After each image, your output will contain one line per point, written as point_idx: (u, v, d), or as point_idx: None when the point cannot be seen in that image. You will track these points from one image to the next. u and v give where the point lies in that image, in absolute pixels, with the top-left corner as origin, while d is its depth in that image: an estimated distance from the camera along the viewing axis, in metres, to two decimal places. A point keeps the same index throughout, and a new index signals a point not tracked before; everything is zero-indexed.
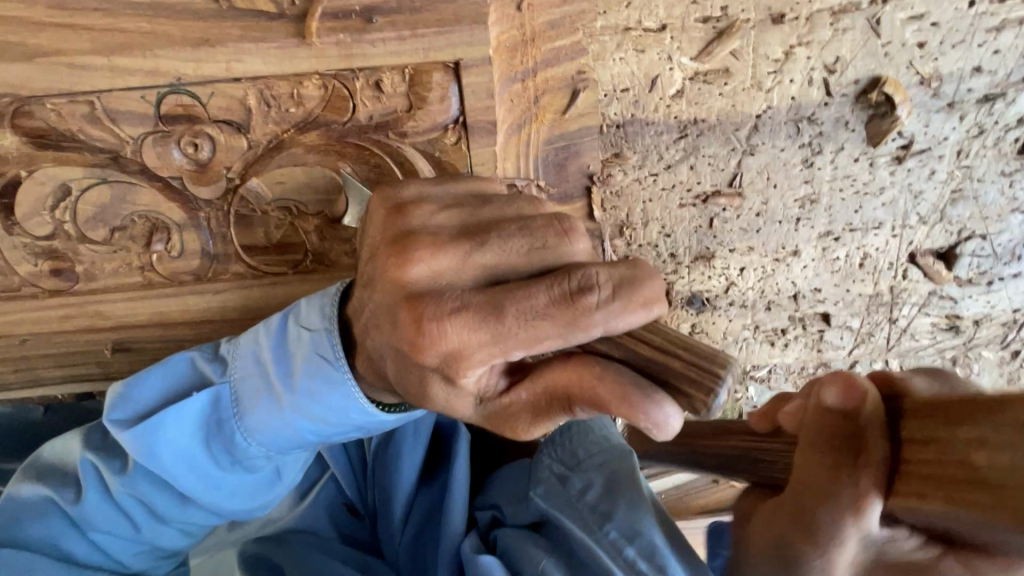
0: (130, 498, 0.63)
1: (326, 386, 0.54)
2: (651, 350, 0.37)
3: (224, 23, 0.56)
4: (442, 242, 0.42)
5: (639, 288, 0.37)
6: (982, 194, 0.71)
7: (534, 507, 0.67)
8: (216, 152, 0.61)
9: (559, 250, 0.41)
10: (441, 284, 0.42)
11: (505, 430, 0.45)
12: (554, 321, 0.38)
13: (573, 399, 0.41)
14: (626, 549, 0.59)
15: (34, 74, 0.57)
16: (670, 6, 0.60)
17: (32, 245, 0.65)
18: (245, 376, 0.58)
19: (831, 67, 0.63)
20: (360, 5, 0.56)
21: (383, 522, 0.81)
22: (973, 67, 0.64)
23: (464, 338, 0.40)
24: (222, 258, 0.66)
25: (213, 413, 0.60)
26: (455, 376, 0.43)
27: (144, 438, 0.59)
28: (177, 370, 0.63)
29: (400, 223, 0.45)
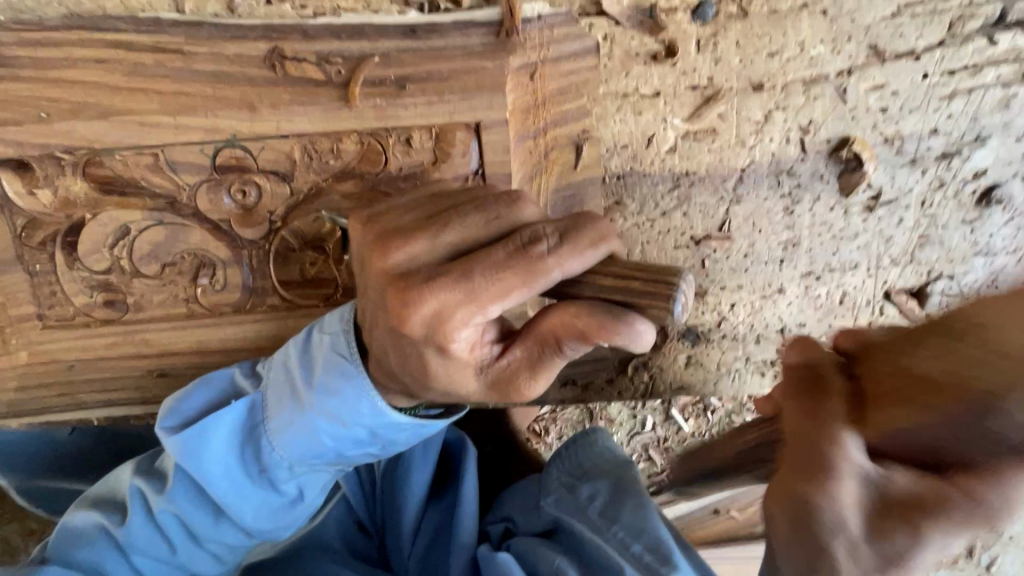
0: (171, 517, 0.68)
1: (347, 386, 0.59)
2: (615, 280, 0.45)
3: (277, 88, 0.65)
4: (412, 231, 0.50)
5: (582, 231, 0.46)
6: (946, 239, 0.78)
7: (547, 515, 0.75)
8: (261, 197, 0.69)
9: (509, 220, 0.49)
10: (416, 264, 0.49)
11: (511, 393, 0.51)
12: (514, 270, 0.45)
13: (561, 341, 0.48)
14: (632, 546, 0.67)
15: (107, 129, 0.65)
16: (663, 76, 0.69)
17: (89, 278, 0.71)
18: (273, 383, 0.64)
19: (805, 128, 0.72)
20: (394, 74, 0.65)
21: (394, 538, 0.86)
22: (930, 128, 0.73)
23: (443, 301, 0.47)
24: (260, 291, 0.73)
25: (246, 421, 0.65)
26: (445, 344, 0.48)
27: (184, 445, 0.64)
28: (214, 383, 0.69)
29: (377, 226, 0.52)
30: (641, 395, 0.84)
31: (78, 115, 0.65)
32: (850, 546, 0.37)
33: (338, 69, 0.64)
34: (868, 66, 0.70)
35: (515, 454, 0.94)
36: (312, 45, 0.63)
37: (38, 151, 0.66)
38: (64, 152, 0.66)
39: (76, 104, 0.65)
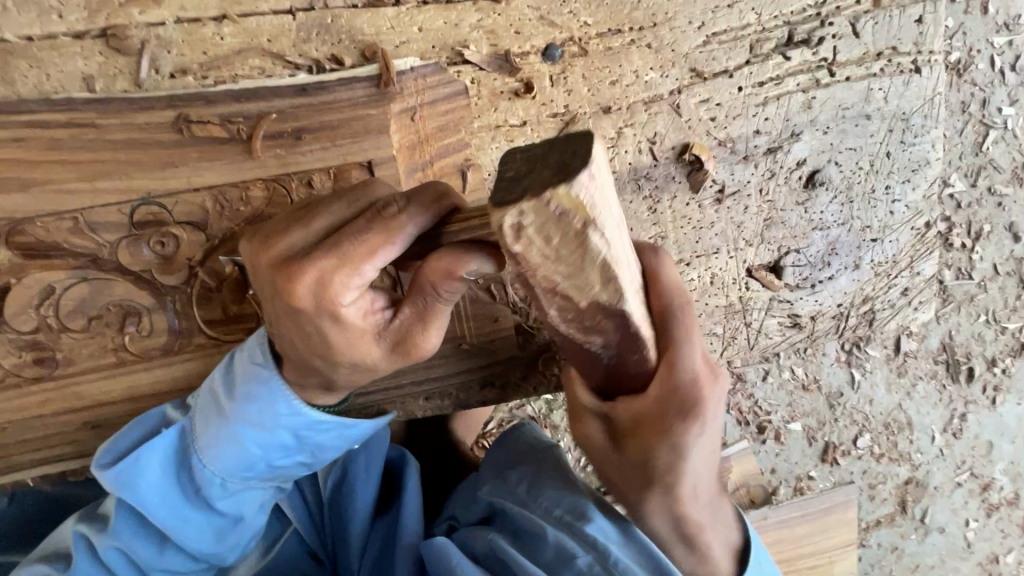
0: (117, 557, 0.71)
1: (267, 393, 0.66)
2: (463, 221, 0.55)
3: (185, 148, 0.73)
4: (289, 224, 0.58)
5: (427, 190, 0.56)
6: (787, 219, 0.93)
7: (480, 503, 0.80)
8: (179, 246, 0.76)
9: (370, 199, 0.58)
10: (295, 250, 0.57)
11: (411, 346, 0.59)
12: (376, 229, 0.54)
13: (437, 285, 0.56)
14: (556, 510, 0.73)
15: (29, 200, 0.72)
16: (527, 107, 0.82)
17: (18, 339, 0.76)
18: (201, 405, 0.69)
19: (652, 140, 0.86)
20: (290, 127, 0.75)
21: (343, 555, 0.90)
22: (753, 130, 0.88)
23: (321, 271, 0.54)
24: (187, 332, 0.79)
25: (178, 446, 0.70)
26: (337, 313, 0.56)
27: (120, 476, 0.68)
28: (148, 420, 0.73)
29: (262, 228, 0.60)
30: (556, 387, 0.92)
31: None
32: (594, 449, 0.68)
33: (239, 127, 0.74)
34: (693, 85, 0.85)
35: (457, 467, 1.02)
36: (214, 109, 0.73)
37: None
38: None
39: None
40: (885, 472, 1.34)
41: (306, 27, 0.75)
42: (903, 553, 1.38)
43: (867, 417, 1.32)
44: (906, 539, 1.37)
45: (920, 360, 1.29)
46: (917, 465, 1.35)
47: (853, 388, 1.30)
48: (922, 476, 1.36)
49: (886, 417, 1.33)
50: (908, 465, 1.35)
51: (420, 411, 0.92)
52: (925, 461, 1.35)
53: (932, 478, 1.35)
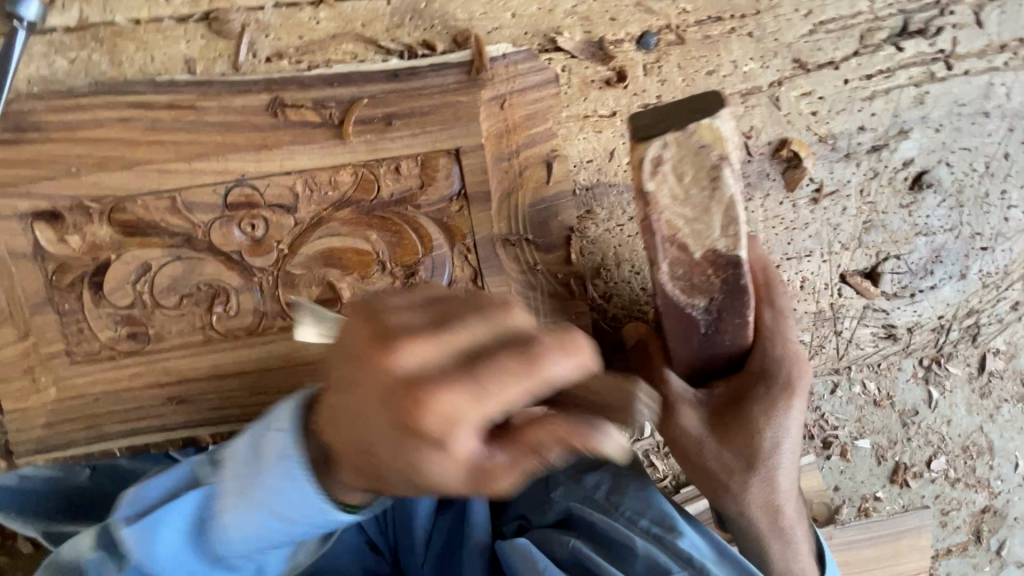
0: (172, 564, 0.67)
1: (290, 485, 0.57)
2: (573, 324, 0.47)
3: (279, 131, 0.74)
4: (415, 330, 0.45)
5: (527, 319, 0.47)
6: (889, 223, 0.87)
7: (557, 506, 0.80)
8: (269, 229, 0.77)
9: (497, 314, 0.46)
10: (427, 366, 0.43)
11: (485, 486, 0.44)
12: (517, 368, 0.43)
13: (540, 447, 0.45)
14: (641, 521, 0.75)
15: (130, 178, 0.74)
16: (618, 98, 0.79)
17: (115, 313, 0.78)
18: (239, 456, 0.62)
19: (747, 133, 0.82)
20: (381, 113, 0.74)
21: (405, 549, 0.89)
22: (858, 126, 0.83)
23: (448, 400, 0.42)
24: (271, 314, 0.80)
25: (199, 511, 0.66)
26: (447, 442, 0.43)
27: (143, 537, 0.66)
28: (177, 475, 0.71)
29: (380, 322, 0.47)
30: None
31: (103, 167, 0.74)
32: (698, 440, 0.73)
33: (332, 111, 0.74)
34: (795, 76, 0.80)
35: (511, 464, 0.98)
36: (308, 94, 0.73)
37: (70, 202, 0.74)
38: (93, 201, 0.74)
39: (103, 158, 0.73)
40: (961, 498, 1.01)
41: (398, 13, 0.76)
42: None
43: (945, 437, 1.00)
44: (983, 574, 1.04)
45: (1006, 381, 1.00)
46: (997, 493, 1.02)
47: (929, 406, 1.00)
48: (1001, 504, 1.03)
49: (964, 440, 1.01)
50: (986, 492, 1.02)
51: None
52: (1005, 487, 1.02)
53: (1014, 508, 1.02)
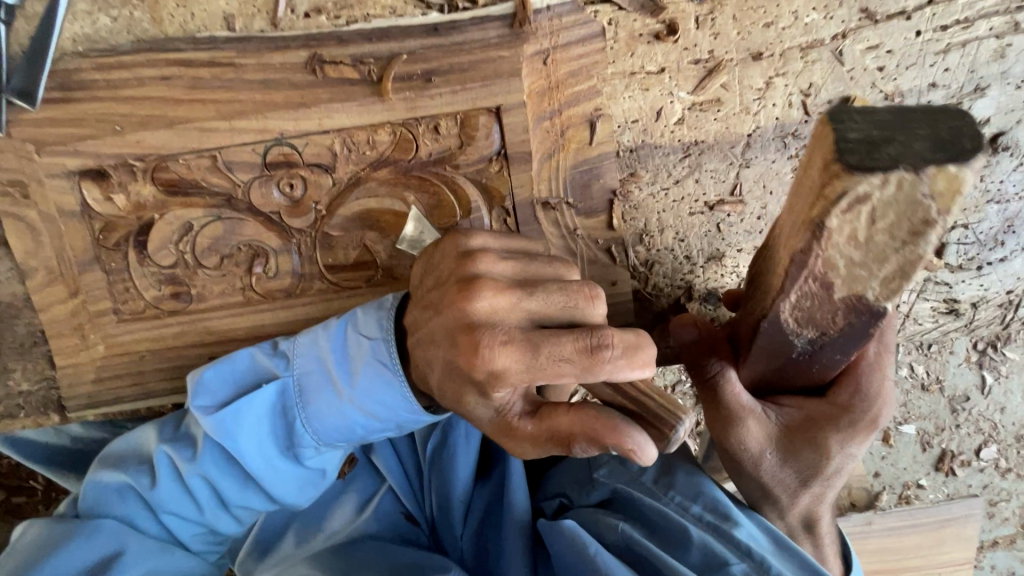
0: (252, 454, 0.73)
1: (383, 383, 0.70)
2: (641, 395, 0.58)
3: (318, 88, 0.72)
4: (503, 286, 0.59)
5: (640, 352, 0.53)
6: (957, 188, 0.81)
7: (602, 487, 0.88)
8: (307, 189, 0.76)
9: (583, 309, 0.58)
10: (495, 317, 0.58)
11: (509, 438, 0.62)
12: (574, 365, 0.53)
13: (571, 440, 0.57)
14: (692, 507, 0.80)
15: (173, 138, 0.74)
16: (667, 53, 0.75)
17: (158, 273, 0.79)
18: (309, 372, 0.73)
19: (806, 91, 0.77)
20: (421, 68, 0.72)
21: (444, 519, 0.96)
22: (929, 83, 0.77)
23: (492, 303, 0.58)
24: (308, 276, 0.79)
25: (281, 401, 0.74)
26: (488, 392, 0.59)
27: (223, 425, 0.72)
28: (241, 367, 0.76)
29: (469, 267, 0.61)
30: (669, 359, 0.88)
31: (147, 126, 0.74)
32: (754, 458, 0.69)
33: (371, 68, 0.72)
34: (862, 28, 0.74)
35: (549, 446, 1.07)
36: (346, 49, 0.71)
37: (114, 160, 0.75)
38: (136, 159, 0.75)
39: (145, 116, 0.73)
40: (1012, 489, 1.02)
41: None
42: None
43: (997, 426, 1.00)
44: None
45: None
46: None
47: (983, 391, 0.99)
48: None
49: (1019, 429, 0.99)
50: None
51: None
52: None
53: None
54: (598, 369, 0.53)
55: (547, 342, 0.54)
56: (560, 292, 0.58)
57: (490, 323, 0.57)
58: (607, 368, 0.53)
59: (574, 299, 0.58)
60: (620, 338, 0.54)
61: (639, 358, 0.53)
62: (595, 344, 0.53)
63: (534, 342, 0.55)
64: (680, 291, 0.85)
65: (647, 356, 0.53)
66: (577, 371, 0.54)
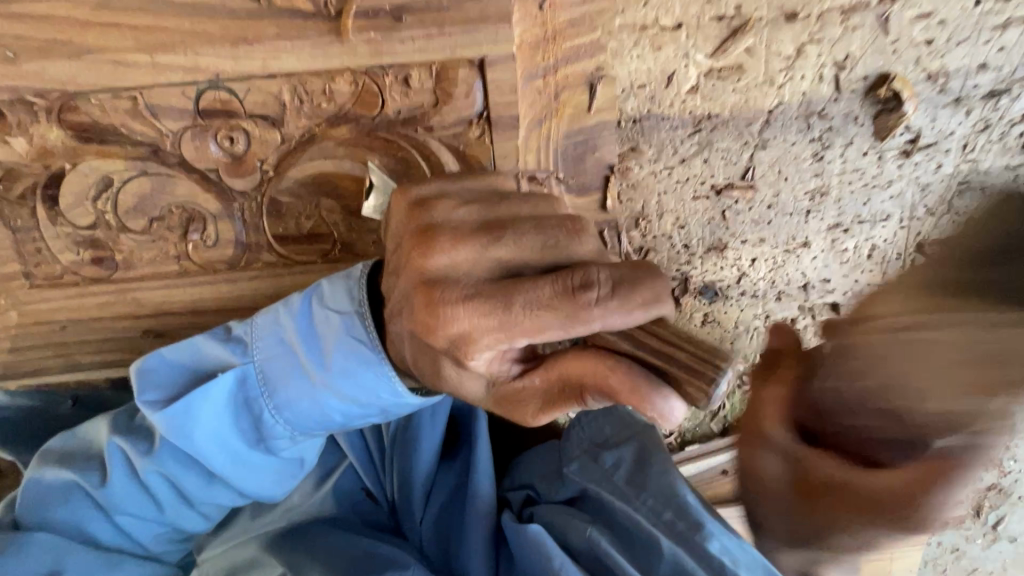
0: (212, 448, 0.65)
1: (358, 364, 0.60)
2: (660, 344, 0.43)
3: (261, 20, 0.59)
4: (462, 234, 0.49)
5: (639, 287, 0.43)
6: (987, 187, 0.73)
7: (570, 484, 0.85)
8: (251, 145, 0.64)
9: (568, 246, 0.47)
10: (458, 271, 0.48)
11: (514, 410, 0.52)
12: (557, 313, 0.43)
13: (582, 388, 0.47)
14: (663, 512, 0.78)
15: (80, 70, 0.60)
16: (686, 5, 0.63)
17: (75, 234, 0.67)
18: (270, 356, 0.64)
19: (841, 63, 0.66)
20: (389, 3, 0.59)
21: (405, 503, 0.92)
22: (979, 63, 0.67)
23: (452, 257, 0.48)
24: (255, 247, 0.69)
25: (241, 391, 0.65)
26: (464, 357, 0.49)
27: (176, 420, 0.63)
28: (195, 353, 0.67)
29: (425, 217, 0.51)
30: None
31: (48, 55, 0.60)
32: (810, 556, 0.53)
33: None
34: None
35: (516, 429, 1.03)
36: None
37: (8, 95, 0.61)
38: (37, 95, 0.61)
39: (45, 43, 0.60)
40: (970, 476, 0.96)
41: None
42: (963, 556, 1.06)
43: None
44: (971, 543, 1.04)
45: None
46: None
47: None
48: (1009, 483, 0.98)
49: None
50: None
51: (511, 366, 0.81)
52: None
53: None
54: (584, 315, 0.43)
55: (520, 289, 0.45)
56: (536, 233, 0.47)
57: (450, 278, 0.48)
58: (594, 311, 0.43)
59: (555, 237, 0.47)
60: (607, 274, 0.43)
61: (633, 301, 0.42)
62: (578, 285, 0.43)
63: (505, 293, 0.45)
64: (675, 282, 0.77)
65: (648, 293, 0.43)
66: (559, 321, 0.43)
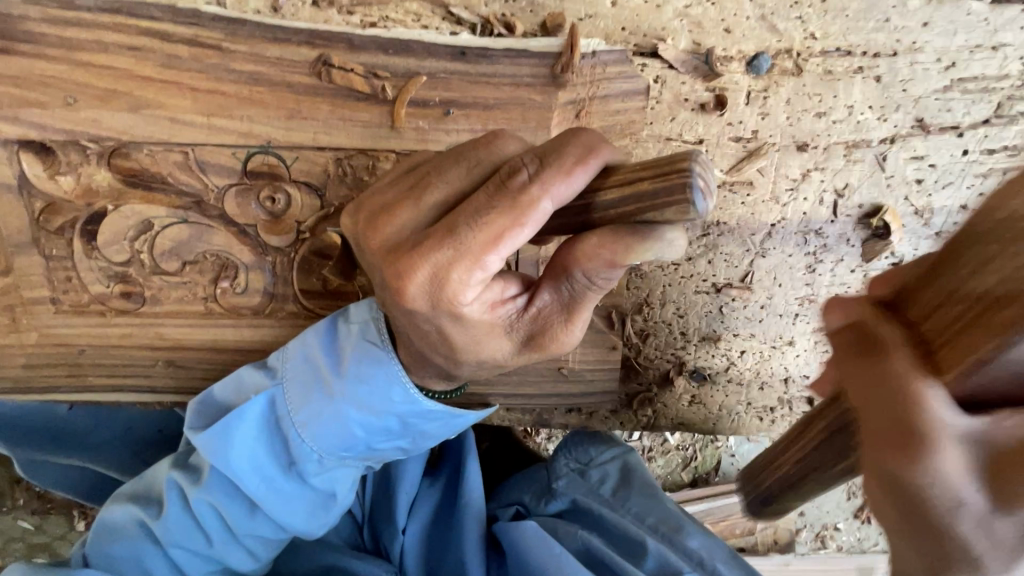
0: (248, 467, 0.67)
1: (372, 364, 0.63)
2: (627, 188, 0.43)
3: (319, 97, 0.63)
4: (396, 202, 0.50)
5: (564, 149, 0.45)
6: None
7: (560, 497, 0.91)
8: (291, 206, 0.67)
9: (488, 158, 0.49)
10: (406, 232, 0.49)
11: (545, 340, 0.53)
12: (502, 209, 0.45)
13: (587, 271, 0.49)
14: (648, 519, 0.87)
15: (139, 123, 0.63)
16: (708, 125, 0.69)
17: (107, 268, 0.70)
18: (295, 375, 0.67)
19: (840, 191, 0.73)
20: (439, 97, 0.64)
21: (386, 513, 0.94)
22: (961, 204, 0.74)
23: (397, 226, 0.49)
24: (280, 297, 0.72)
25: (271, 414, 0.68)
26: (455, 300, 0.48)
27: (213, 442, 0.67)
28: (234, 383, 0.71)
29: (364, 201, 0.52)
30: (642, 427, 0.86)
31: (108, 105, 0.63)
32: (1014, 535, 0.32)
33: (385, 85, 0.63)
34: (912, 136, 0.70)
35: (510, 456, 1.08)
36: (357, 56, 0.62)
37: (63, 137, 0.64)
38: (90, 140, 0.64)
39: (105, 92, 0.63)
40: None
41: None
42: None
43: None
44: None
45: None
46: None
47: None
48: None
49: None
50: None
51: (497, 419, 0.86)
52: None
53: None
54: (525, 196, 0.44)
55: (464, 208, 0.46)
56: (456, 162, 0.49)
57: (401, 242, 0.49)
58: (532, 192, 0.44)
59: (474, 156, 0.49)
60: (531, 157, 0.46)
61: (566, 163, 0.44)
62: (508, 175, 0.46)
63: (448, 222, 0.46)
64: (670, 364, 0.83)
65: (575, 151, 0.45)
66: (509, 219, 0.44)
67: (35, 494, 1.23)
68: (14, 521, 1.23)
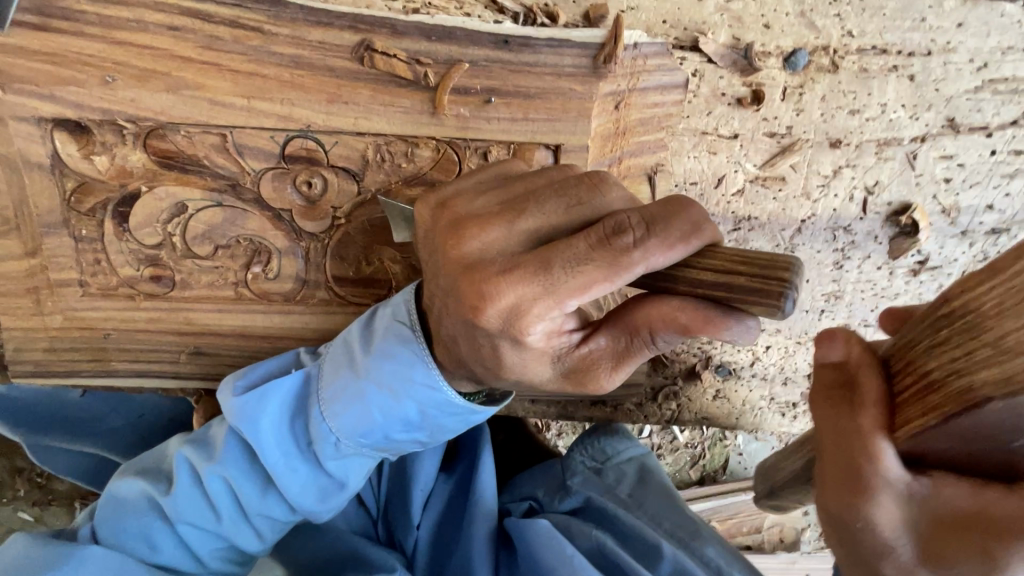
0: (273, 434, 0.67)
1: (404, 356, 0.61)
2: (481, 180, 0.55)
3: (360, 81, 0.63)
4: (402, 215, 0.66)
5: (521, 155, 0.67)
6: None
7: (574, 494, 0.91)
8: (327, 190, 0.67)
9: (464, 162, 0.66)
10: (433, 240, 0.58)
11: (588, 382, 0.52)
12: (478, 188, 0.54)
13: (655, 333, 0.48)
14: (664, 522, 0.87)
15: (177, 104, 0.63)
16: (744, 119, 0.70)
17: (139, 251, 0.69)
18: (331, 354, 0.67)
19: (870, 188, 0.74)
20: (481, 85, 0.64)
21: (400, 507, 0.94)
22: (987, 204, 0.75)
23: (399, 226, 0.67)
24: (312, 284, 0.72)
25: (298, 392, 0.67)
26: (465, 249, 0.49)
27: (243, 407, 0.67)
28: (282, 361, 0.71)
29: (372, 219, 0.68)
30: (664, 422, 0.86)
31: (146, 85, 0.62)
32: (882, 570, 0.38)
33: (428, 72, 0.63)
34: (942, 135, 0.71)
35: (523, 450, 1.08)
36: (400, 42, 0.62)
37: (98, 116, 0.63)
38: (127, 121, 0.63)
39: (144, 72, 0.62)
40: None
41: None
42: None
43: None
44: None
45: None
46: None
47: None
48: None
49: None
50: None
51: (520, 411, 0.86)
52: None
53: None
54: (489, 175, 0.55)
55: (555, 252, 0.46)
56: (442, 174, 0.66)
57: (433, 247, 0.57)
58: (633, 253, 0.44)
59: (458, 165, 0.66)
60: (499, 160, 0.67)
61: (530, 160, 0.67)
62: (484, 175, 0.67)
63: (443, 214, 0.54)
64: (695, 359, 0.83)
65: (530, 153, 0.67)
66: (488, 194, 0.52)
67: (38, 484, 1.21)
68: (13, 512, 1.21)
